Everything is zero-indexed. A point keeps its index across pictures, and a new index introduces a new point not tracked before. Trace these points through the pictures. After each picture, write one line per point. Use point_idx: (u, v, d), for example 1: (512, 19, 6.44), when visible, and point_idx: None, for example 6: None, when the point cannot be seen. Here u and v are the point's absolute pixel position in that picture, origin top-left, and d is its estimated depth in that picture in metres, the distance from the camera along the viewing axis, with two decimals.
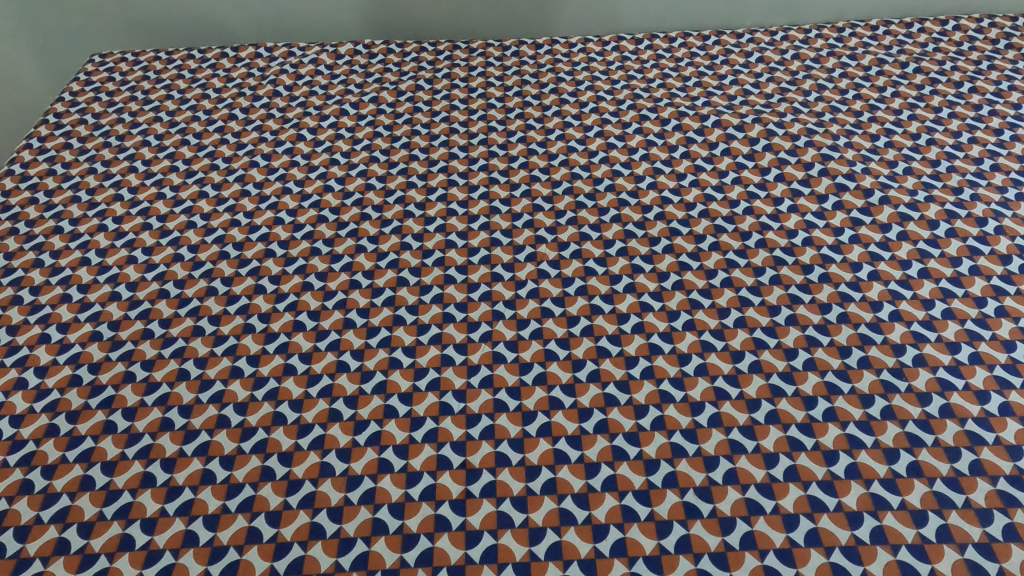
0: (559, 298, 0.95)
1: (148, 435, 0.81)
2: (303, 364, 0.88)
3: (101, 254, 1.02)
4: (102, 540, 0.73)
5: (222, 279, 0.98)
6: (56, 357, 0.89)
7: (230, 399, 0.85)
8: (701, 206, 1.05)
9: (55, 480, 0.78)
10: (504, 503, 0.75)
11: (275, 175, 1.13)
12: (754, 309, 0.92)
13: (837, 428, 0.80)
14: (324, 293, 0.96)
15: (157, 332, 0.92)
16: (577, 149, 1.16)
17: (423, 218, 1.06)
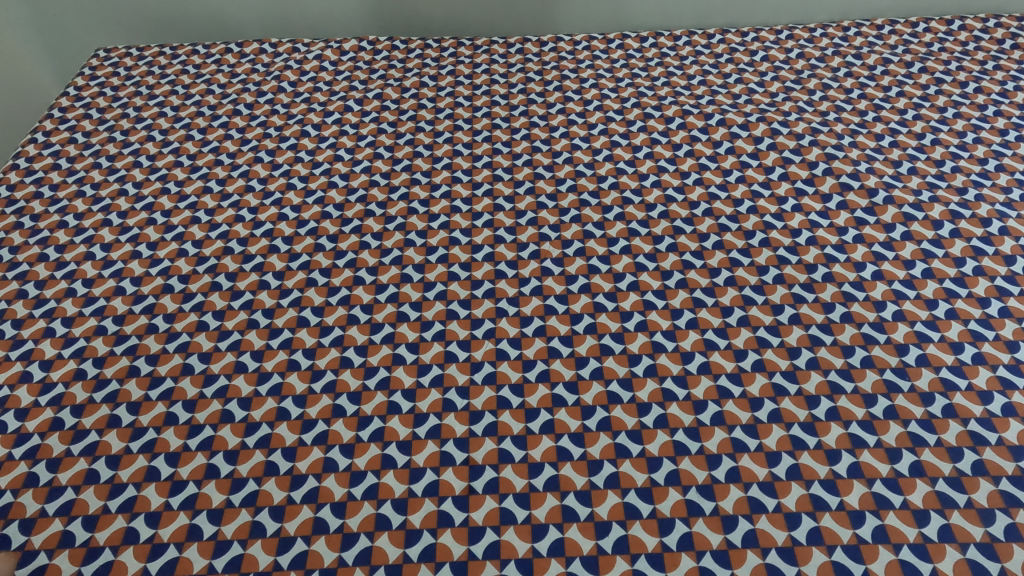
0: (688, 432, 1.20)
1: (366, 499, 1.16)
2: (463, 448, 1.21)
3: (296, 348, 1.36)
4: (351, 573, 1.08)
5: (396, 391, 1.29)
6: (269, 452, 1.21)
7: (422, 505, 1.14)
8: (780, 322, 1.35)
9: (291, 524, 1.13)
10: (650, 575, 1.00)
11: (438, 296, 1.44)
12: (857, 444, 1.18)
13: (893, 559, 1.05)
14: (470, 412, 1.26)
15: (350, 417, 1.26)
16: (692, 267, 1.46)
17: (558, 352, 1.33)
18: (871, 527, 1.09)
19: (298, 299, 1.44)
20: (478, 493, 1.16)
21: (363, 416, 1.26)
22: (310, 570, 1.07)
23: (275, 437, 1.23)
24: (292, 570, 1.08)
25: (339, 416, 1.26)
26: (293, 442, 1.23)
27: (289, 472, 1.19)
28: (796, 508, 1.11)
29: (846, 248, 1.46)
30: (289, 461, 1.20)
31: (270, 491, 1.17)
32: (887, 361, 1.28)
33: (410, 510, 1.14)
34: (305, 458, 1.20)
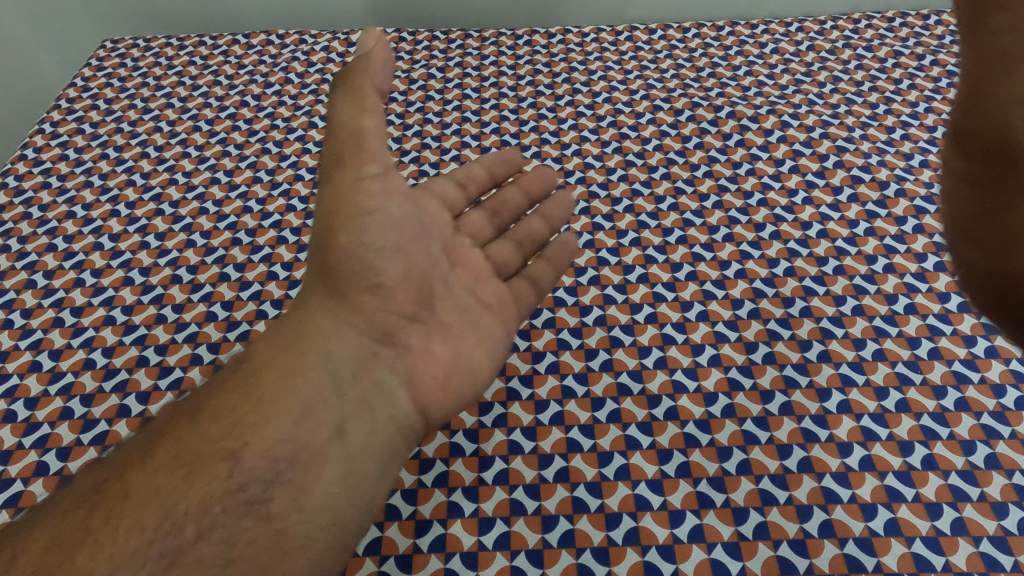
0: (628, 281, 0.75)
1: (126, 368, 0.67)
2: (275, 307, 0.72)
3: (72, 172, 0.88)
4: (82, 460, 0.61)
5: (209, 206, 0.83)
6: (63, 264, 0.77)
7: (219, 297, 0.73)
8: (788, 163, 0.86)
9: (38, 411, 0.64)
10: (582, 553, 0.57)
11: (287, 136, 0.91)
12: (845, 256, 0.76)
13: (910, 424, 0.62)
14: (297, 245, 0.78)
15: (150, 245, 0.78)
16: (662, 109, 0.94)
17: (438, 150, 0.90)
18: (893, 400, 0.64)
19: (136, 134, 0.92)
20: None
21: (173, 227, 0.80)
22: (26, 482, 0.60)
23: (56, 255, 0.78)
24: (12, 443, 0.62)
25: (148, 237, 0.79)
26: (84, 246, 0.79)
27: (58, 295, 0.74)
28: (782, 340, 0.69)
29: (884, 101, 0.93)
30: (56, 278, 0.76)
31: (39, 302, 0.74)
32: (927, 193, 0.81)
33: (220, 351, 0.68)
34: (81, 281, 0.75)
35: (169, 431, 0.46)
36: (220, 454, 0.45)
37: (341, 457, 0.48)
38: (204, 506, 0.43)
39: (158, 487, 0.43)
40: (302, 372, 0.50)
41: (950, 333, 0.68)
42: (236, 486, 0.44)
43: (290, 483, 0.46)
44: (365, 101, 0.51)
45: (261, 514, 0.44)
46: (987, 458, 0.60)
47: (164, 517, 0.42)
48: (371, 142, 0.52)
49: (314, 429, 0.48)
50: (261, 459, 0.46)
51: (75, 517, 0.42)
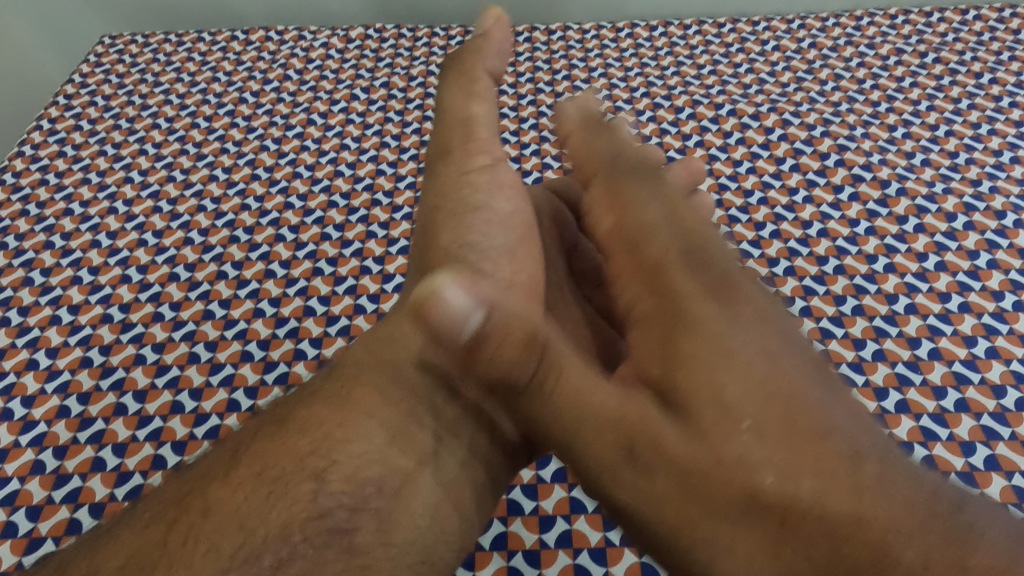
0: (734, 174, 0.61)
1: (142, 323, 0.52)
2: (293, 233, 0.58)
3: (102, 116, 0.69)
4: (80, 458, 0.45)
5: (240, 120, 0.68)
6: (54, 194, 0.62)
7: (266, 293, 0.54)
8: (881, 104, 0.65)
9: (34, 410, 0.48)
10: (581, 552, 0.41)
11: (307, 65, 0.74)
12: (876, 217, 0.56)
13: (885, 369, 0.47)
14: (313, 178, 0.62)
15: (150, 151, 0.65)
16: (712, 42, 0.74)
17: (515, 94, 0.69)
18: (869, 350, 0.48)
19: (124, 84, 0.73)
20: (331, 295, 0.53)
21: (156, 163, 0.64)
22: (84, 478, 0.44)
23: (48, 187, 0.63)
24: (19, 418, 0.47)
25: (148, 145, 0.66)
26: (73, 180, 0.63)
27: (48, 222, 0.60)
28: (749, 259, 0.54)
29: (955, 31, 0.72)
30: (47, 207, 0.61)
31: (78, 226, 0.59)
32: (957, 108, 0.64)
33: (282, 305, 0.53)
34: (51, 243, 0.58)
35: (270, 436, 0.33)
36: (302, 474, 0.31)
37: (433, 484, 0.33)
38: (283, 533, 0.29)
39: (239, 507, 0.29)
40: (392, 387, 0.35)
41: (955, 248, 0.54)
42: (317, 516, 0.30)
43: (379, 512, 0.31)
44: (477, 90, 0.40)
45: (344, 546, 0.29)
46: (986, 457, 0.43)
47: (242, 540, 0.28)
48: (480, 132, 0.40)
49: (405, 450, 0.33)
50: (348, 483, 0.31)
51: (154, 533, 0.29)
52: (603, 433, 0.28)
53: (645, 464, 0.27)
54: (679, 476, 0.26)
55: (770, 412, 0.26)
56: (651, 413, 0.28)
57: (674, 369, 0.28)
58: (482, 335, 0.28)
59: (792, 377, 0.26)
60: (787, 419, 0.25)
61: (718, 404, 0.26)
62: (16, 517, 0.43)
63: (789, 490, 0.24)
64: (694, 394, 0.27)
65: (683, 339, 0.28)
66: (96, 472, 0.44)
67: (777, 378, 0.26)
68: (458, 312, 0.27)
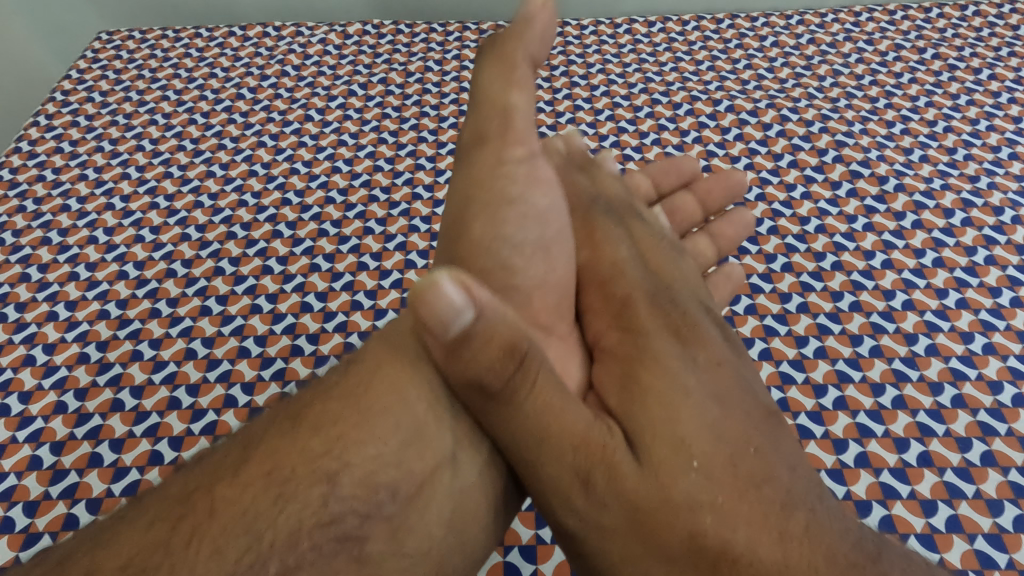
0: (722, 140, 0.58)
1: (88, 322, 0.50)
2: (200, 232, 0.55)
3: (60, 111, 0.66)
4: (18, 457, 0.43)
5: (197, 117, 0.64)
6: (6, 192, 0.59)
7: (213, 290, 0.51)
8: (864, 77, 0.63)
9: (32, 406, 0.45)
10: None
11: (269, 61, 0.70)
12: (858, 177, 0.55)
13: (860, 318, 0.46)
14: (310, 174, 0.59)
15: (106, 148, 0.62)
16: (703, 19, 0.71)
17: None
18: (866, 345, 0.45)
19: (83, 80, 0.69)
20: (278, 293, 0.51)
21: (125, 134, 0.63)
22: (80, 474, 0.42)
23: (1, 183, 0.60)
24: (16, 414, 0.45)
25: (144, 141, 0.62)
26: (28, 177, 0.60)
27: (1, 219, 0.57)
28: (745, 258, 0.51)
29: (942, 7, 0.70)
30: (0, 203, 0.58)
31: (30, 222, 0.57)
32: (994, 101, 0.59)
33: (278, 301, 0.50)
34: (3, 240, 0.56)
35: (280, 430, 0.28)
36: (313, 477, 0.26)
37: (451, 492, 0.30)
38: (291, 539, 0.25)
39: (246, 508, 0.25)
40: (409, 381, 0.30)
41: (932, 206, 0.52)
42: (328, 523, 0.26)
43: (392, 520, 0.28)
44: (517, 78, 0.35)
45: (354, 556, 0.26)
46: (983, 453, 0.40)
47: (248, 545, 0.24)
48: (520, 122, 0.35)
49: (422, 453, 0.29)
50: (360, 486, 0.27)
51: (156, 533, 0.24)
52: (562, 457, 0.28)
53: (600, 495, 0.28)
54: (628, 505, 0.27)
55: (716, 458, 0.28)
56: (613, 443, 0.28)
57: (634, 408, 0.30)
58: (469, 335, 0.24)
59: (745, 430, 0.30)
60: (734, 463, 0.28)
61: (674, 447, 0.28)
62: (14, 511, 0.40)
63: (723, 536, 0.26)
64: (655, 434, 0.29)
65: (645, 371, 0.31)
66: (31, 471, 0.42)
67: (729, 426, 0.30)
68: (454, 310, 0.23)
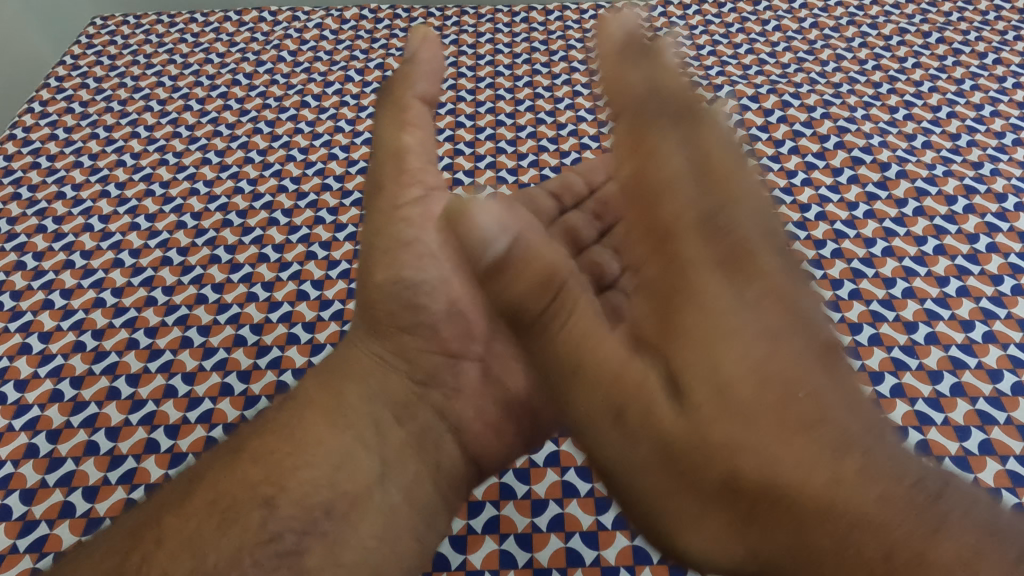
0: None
1: (134, 308, 0.52)
2: (287, 216, 0.57)
3: (108, 75, 0.71)
4: (73, 442, 0.45)
5: (232, 103, 0.67)
6: (45, 178, 0.61)
7: (259, 277, 0.54)
8: (883, 85, 0.64)
9: (27, 394, 0.48)
10: (572, 536, 0.40)
11: (336, 45, 0.73)
12: (875, 199, 0.56)
13: (881, 353, 0.47)
14: (348, 160, 0.61)
15: (182, 134, 0.64)
16: (748, 19, 0.73)
17: (547, 50, 0.71)
18: (865, 334, 0.48)
19: (162, 43, 0.74)
20: (323, 279, 0.53)
21: (160, 120, 0.65)
22: (77, 462, 0.44)
23: (57, 142, 0.64)
24: (14, 402, 0.48)
25: (180, 127, 0.64)
26: (82, 136, 0.65)
27: (59, 174, 0.61)
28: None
29: (1016, 30, 0.69)
30: (57, 160, 0.63)
31: (70, 210, 0.59)
32: (1002, 87, 0.63)
33: (324, 288, 0.53)
34: (62, 194, 0.60)
35: (222, 466, 0.37)
36: (253, 500, 0.35)
37: (383, 506, 0.37)
38: (231, 559, 0.33)
39: (192, 533, 0.34)
40: (342, 416, 0.39)
41: (954, 231, 0.53)
42: (263, 541, 0.34)
43: (326, 535, 0.35)
44: (409, 119, 0.41)
45: (291, 566, 0.34)
46: (982, 442, 0.43)
47: (193, 564, 0.33)
48: (411, 162, 0.41)
49: (351, 476, 0.37)
50: (297, 508, 0.35)
51: (110, 563, 0.33)
52: (592, 393, 0.25)
53: (632, 431, 0.24)
54: (657, 449, 0.23)
55: (766, 392, 0.22)
56: (648, 378, 0.24)
57: (668, 342, 0.23)
58: (506, 261, 0.26)
59: (799, 368, 0.22)
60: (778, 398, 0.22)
61: (715, 384, 0.22)
62: (11, 500, 0.43)
63: (766, 468, 0.21)
64: (695, 376, 0.23)
65: None
66: (88, 456, 0.45)
67: (781, 362, 0.22)
68: (485, 231, 0.26)
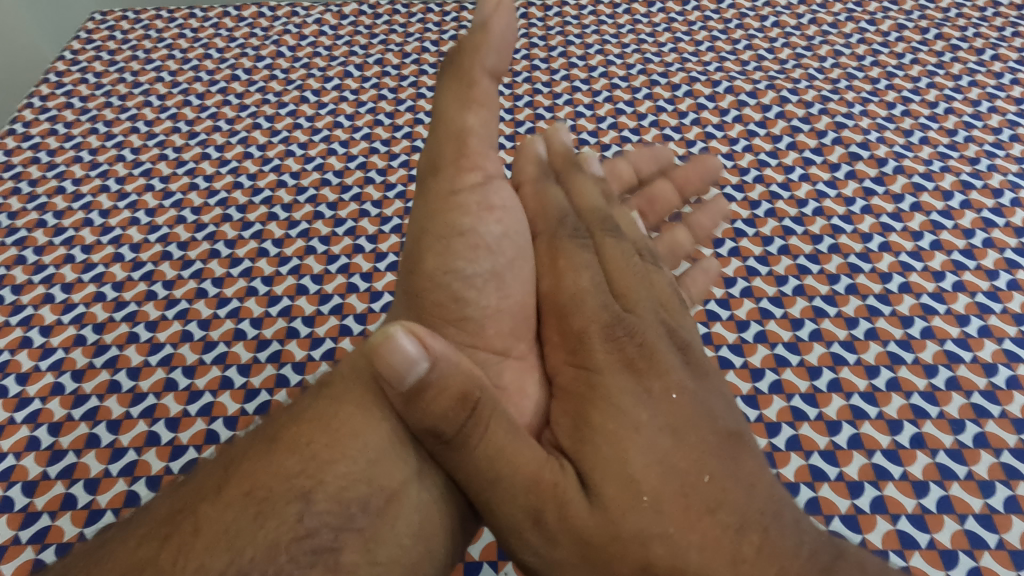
0: (731, 152, 0.61)
1: (134, 302, 0.55)
2: (287, 212, 0.60)
3: (143, 69, 0.73)
4: (74, 435, 0.48)
5: (270, 97, 0.69)
6: (88, 172, 0.64)
7: (258, 272, 0.56)
8: (921, 79, 0.64)
9: (28, 387, 0.51)
10: None
11: (371, 40, 0.75)
12: (924, 189, 0.56)
13: (877, 348, 0.48)
14: (391, 154, 0.63)
15: (224, 128, 0.66)
16: (783, 13, 0.73)
17: (581, 44, 0.72)
18: (862, 328, 0.49)
19: (198, 38, 0.76)
20: (323, 274, 0.56)
21: (199, 114, 0.68)
22: (79, 454, 0.47)
23: (99, 135, 0.67)
24: (15, 395, 0.50)
25: (221, 121, 0.67)
26: (122, 129, 0.67)
27: (102, 167, 0.64)
28: (717, 322, 0.50)
29: None
30: (99, 153, 0.65)
31: (115, 204, 0.61)
32: None
33: (324, 283, 0.55)
34: (106, 186, 0.62)
35: (257, 456, 0.35)
36: (289, 494, 0.33)
37: (418, 504, 0.36)
38: (268, 553, 0.31)
39: (228, 526, 0.31)
40: (380, 409, 0.38)
41: (951, 226, 0.54)
42: (303, 535, 0.32)
43: (363, 531, 0.34)
44: (475, 97, 0.38)
45: (329, 563, 0.32)
46: (975, 435, 0.44)
47: (229, 559, 0.30)
48: (474, 144, 0.39)
49: (389, 472, 0.36)
50: (333, 502, 0.34)
51: (146, 551, 0.31)
52: (516, 496, 0.32)
53: (552, 531, 0.31)
54: (575, 544, 0.31)
55: (666, 491, 0.31)
56: (565, 481, 0.32)
57: (583, 449, 0.33)
58: (424, 383, 0.31)
59: (699, 456, 0.32)
60: (687, 495, 0.31)
61: (625, 483, 0.31)
62: (14, 491, 0.46)
63: (676, 560, 0.30)
64: (614, 486, 0.31)
65: (597, 411, 0.34)
66: (89, 449, 0.47)
67: (677, 462, 0.32)
68: (407, 359, 0.30)
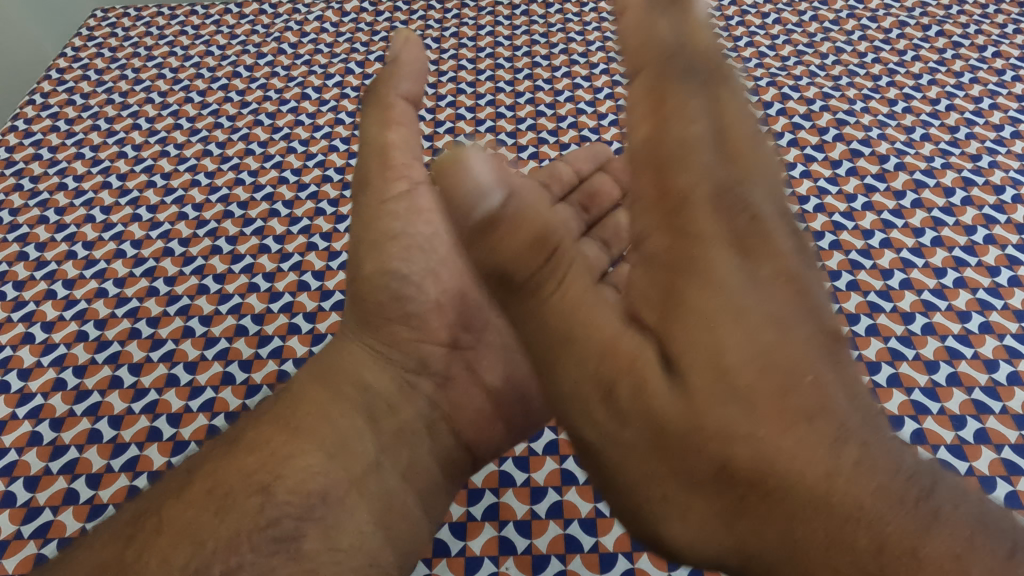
0: None
1: (137, 297, 0.53)
2: (287, 208, 0.58)
3: (109, 66, 0.71)
4: (76, 430, 0.46)
5: (232, 95, 0.67)
6: (47, 169, 0.62)
7: (260, 268, 0.54)
8: (882, 78, 0.65)
9: (31, 382, 0.49)
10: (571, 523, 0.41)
11: (337, 38, 0.73)
12: (872, 191, 0.56)
13: (877, 344, 0.48)
14: (350, 151, 0.62)
15: (184, 125, 0.65)
16: (749, 12, 0.73)
17: (546, 43, 0.71)
18: (863, 325, 0.49)
19: (163, 36, 0.74)
20: (324, 270, 0.54)
21: (161, 111, 0.66)
22: (80, 449, 0.45)
23: (59, 133, 0.65)
24: (16, 391, 0.48)
25: (182, 119, 0.65)
26: (83, 127, 0.65)
27: (60, 165, 0.62)
28: None
29: (1018, 21, 0.69)
30: (59, 151, 0.63)
31: (71, 201, 0.59)
32: (1001, 80, 0.63)
33: (326, 279, 0.53)
34: (64, 184, 0.61)
35: (221, 455, 0.39)
36: (249, 488, 0.37)
37: (377, 491, 0.40)
38: (230, 543, 0.35)
39: (191, 522, 0.36)
40: (336, 406, 0.42)
41: (952, 223, 0.54)
42: (264, 525, 0.37)
43: (322, 519, 0.38)
44: (394, 117, 0.42)
45: (290, 550, 0.36)
46: (977, 431, 0.44)
47: (192, 553, 0.35)
48: (396, 157, 0.42)
49: (345, 463, 0.40)
50: (292, 494, 0.38)
51: (111, 551, 0.35)
52: (585, 362, 0.26)
53: (623, 410, 0.25)
54: (645, 425, 0.25)
55: (762, 385, 0.23)
56: (647, 355, 0.25)
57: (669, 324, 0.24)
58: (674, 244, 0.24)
59: (802, 349, 0.23)
60: (787, 392, 0.23)
61: (714, 369, 0.23)
62: (14, 486, 0.44)
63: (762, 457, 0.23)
64: (694, 358, 0.23)
65: (685, 281, 0.24)
66: (92, 444, 0.46)
67: (783, 350, 0.23)
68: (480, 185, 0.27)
